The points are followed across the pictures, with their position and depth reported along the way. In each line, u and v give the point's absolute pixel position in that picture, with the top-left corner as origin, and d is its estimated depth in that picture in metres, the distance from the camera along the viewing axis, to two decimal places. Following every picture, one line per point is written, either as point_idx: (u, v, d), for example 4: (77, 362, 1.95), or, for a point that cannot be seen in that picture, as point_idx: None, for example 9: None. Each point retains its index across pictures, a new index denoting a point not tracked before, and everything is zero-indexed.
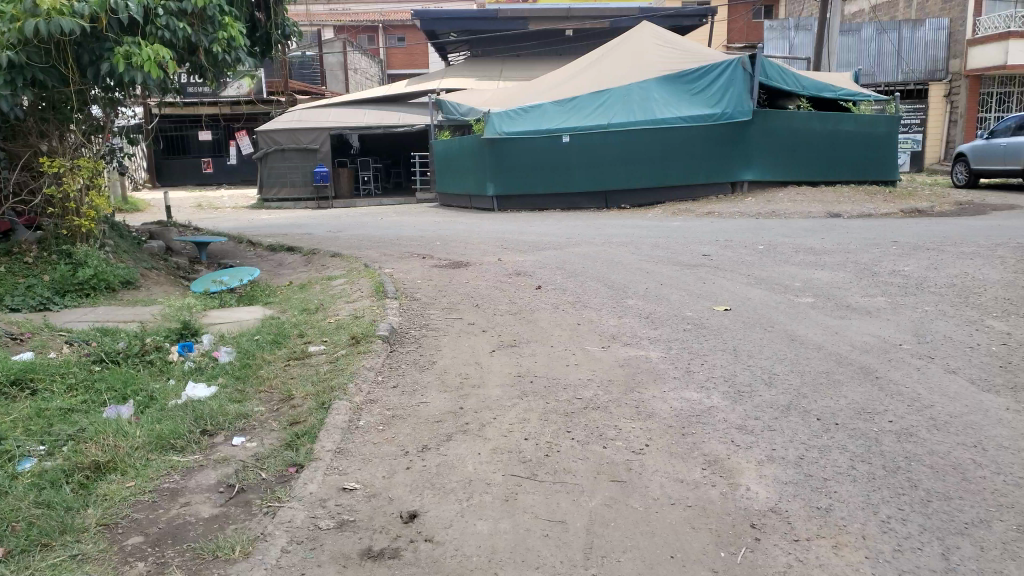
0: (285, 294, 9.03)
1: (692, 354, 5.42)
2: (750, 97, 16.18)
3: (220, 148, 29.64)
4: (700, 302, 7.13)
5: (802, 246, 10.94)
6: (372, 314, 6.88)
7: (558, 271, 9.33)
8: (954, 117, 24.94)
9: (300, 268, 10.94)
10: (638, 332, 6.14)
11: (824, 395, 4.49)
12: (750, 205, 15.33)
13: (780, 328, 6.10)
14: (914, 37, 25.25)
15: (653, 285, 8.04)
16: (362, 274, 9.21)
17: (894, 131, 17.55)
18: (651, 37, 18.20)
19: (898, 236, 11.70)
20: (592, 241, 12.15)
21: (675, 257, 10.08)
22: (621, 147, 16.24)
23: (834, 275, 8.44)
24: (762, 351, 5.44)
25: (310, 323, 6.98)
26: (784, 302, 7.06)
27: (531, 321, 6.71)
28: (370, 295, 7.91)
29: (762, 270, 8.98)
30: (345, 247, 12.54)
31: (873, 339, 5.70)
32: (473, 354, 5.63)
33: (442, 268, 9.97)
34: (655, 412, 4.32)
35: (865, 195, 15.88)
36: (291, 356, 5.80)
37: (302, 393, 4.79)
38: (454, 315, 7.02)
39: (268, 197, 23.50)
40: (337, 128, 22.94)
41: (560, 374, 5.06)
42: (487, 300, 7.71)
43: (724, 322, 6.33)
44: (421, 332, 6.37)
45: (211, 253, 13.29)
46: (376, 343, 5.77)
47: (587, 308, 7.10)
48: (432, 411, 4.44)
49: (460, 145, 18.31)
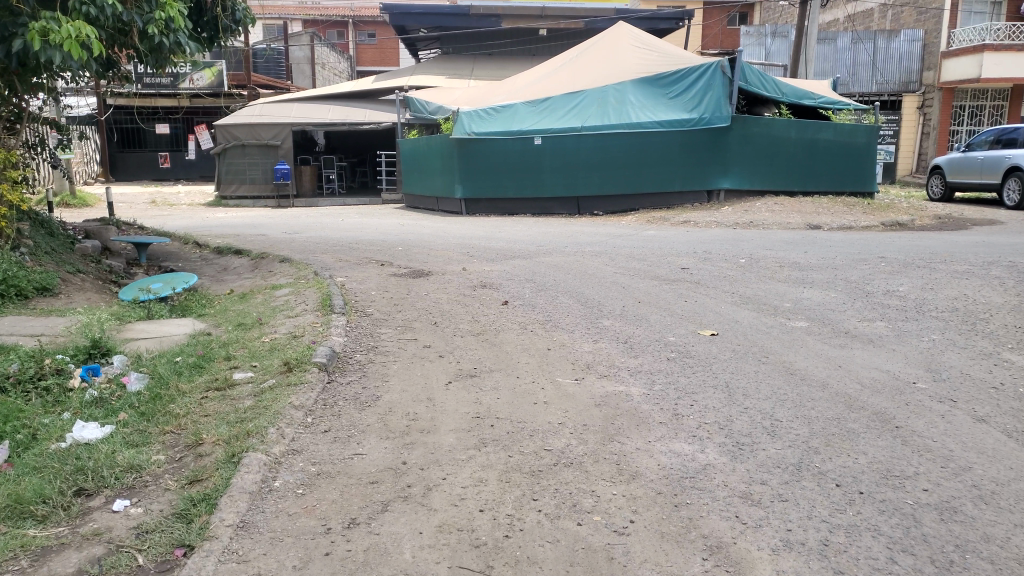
0: (224, 304, 8.15)
1: (679, 392, 4.65)
2: (729, 102, 15.30)
3: (179, 143, 28.43)
4: (685, 325, 6.38)
5: (786, 260, 10.27)
6: (312, 334, 6.03)
7: (527, 283, 8.57)
8: (926, 130, 24.70)
9: (246, 274, 10.06)
10: (616, 360, 5.37)
11: (839, 450, 3.73)
12: (728, 215, 14.69)
13: (776, 358, 5.36)
14: (888, 48, 24.79)
15: (629, 303, 7.31)
16: (310, 283, 8.37)
17: (873, 142, 16.98)
18: (628, 39, 17.57)
19: (884, 251, 11.08)
20: (563, 249, 11.43)
21: (652, 271, 9.38)
22: (595, 151, 15.54)
23: (825, 294, 7.77)
24: (758, 389, 4.68)
25: (240, 343, 6.13)
26: (777, 326, 6.35)
27: (494, 344, 5.91)
28: (315, 309, 7.06)
29: (747, 287, 8.28)
30: (296, 251, 11.66)
31: (881, 374, 4.98)
32: (425, 388, 4.81)
33: (400, 277, 9.15)
34: (640, 472, 3.53)
35: (845, 206, 15.32)
36: (212, 386, 4.95)
37: (213, 437, 3.96)
38: (408, 336, 6.19)
39: (225, 194, 22.43)
40: (300, 124, 21.97)
41: (527, 416, 4.26)
42: (447, 317, 6.92)
43: (711, 350, 5.58)
44: (368, 357, 5.54)
45: (152, 255, 12.36)
46: (312, 373, 4.92)
47: (559, 329, 6.34)
48: (367, 468, 3.61)
49: (428, 145, 17.51)
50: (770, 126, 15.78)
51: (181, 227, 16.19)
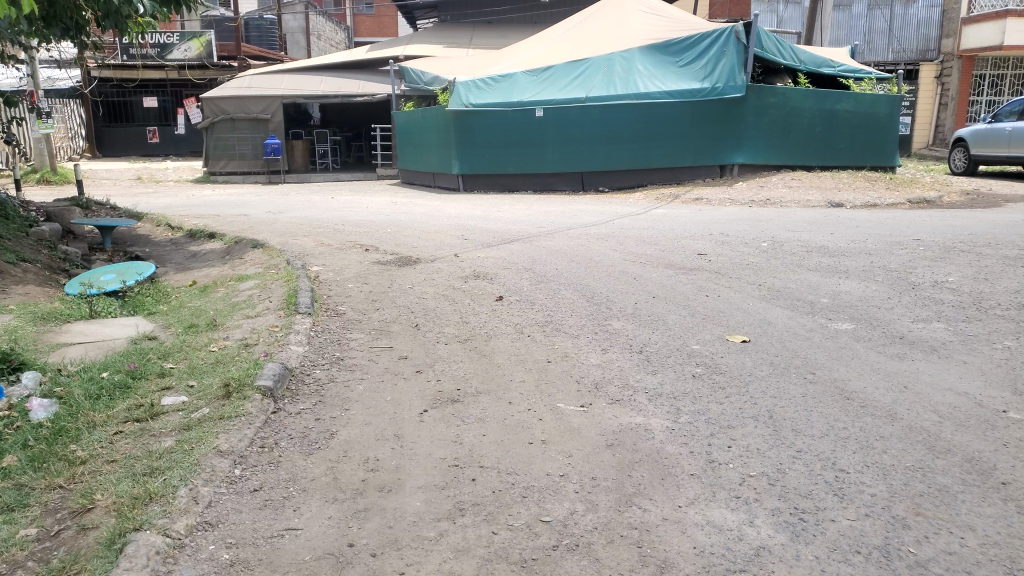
0: (180, 300, 7.20)
1: (712, 426, 3.70)
2: (744, 70, 14.26)
3: (168, 117, 27.12)
4: (710, 327, 5.42)
5: (812, 243, 9.31)
6: (266, 343, 5.09)
7: (525, 272, 7.60)
8: (944, 100, 23.45)
9: (216, 262, 9.14)
10: (629, 379, 4.43)
11: (937, 524, 2.79)
12: (742, 192, 13.65)
13: (824, 374, 4.41)
14: (905, 14, 23.84)
15: (641, 298, 6.35)
16: (278, 275, 7.39)
17: (897, 112, 15.77)
18: (635, 5, 16.49)
19: (917, 232, 10.07)
20: (567, 231, 10.45)
21: (665, 257, 8.39)
22: (600, 124, 14.51)
23: (864, 287, 6.78)
24: (810, 423, 3.74)
25: (183, 354, 5.17)
26: (817, 330, 5.36)
27: (482, 353, 4.97)
28: (278, 309, 6.09)
29: (774, 277, 7.29)
30: (275, 235, 10.70)
31: (959, 399, 4.00)
32: (395, 418, 3.87)
33: (384, 266, 8.20)
34: (670, 561, 2.60)
35: (867, 181, 14.29)
36: (130, 417, 3.98)
37: (107, 501, 3.02)
38: (382, 344, 5.25)
39: (214, 170, 21.30)
40: (290, 96, 20.87)
41: (520, 464, 3.32)
42: (431, 317, 5.95)
43: (744, 365, 4.62)
44: (331, 373, 4.61)
45: (120, 238, 11.38)
46: (253, 401, 3.96)
47: (561, 334, 5.38)
48: (298, 555, 2.70)
49: (422, 117, 16.47)
50: (785, 96, 14.61)
51: (159, 207, 15.23)
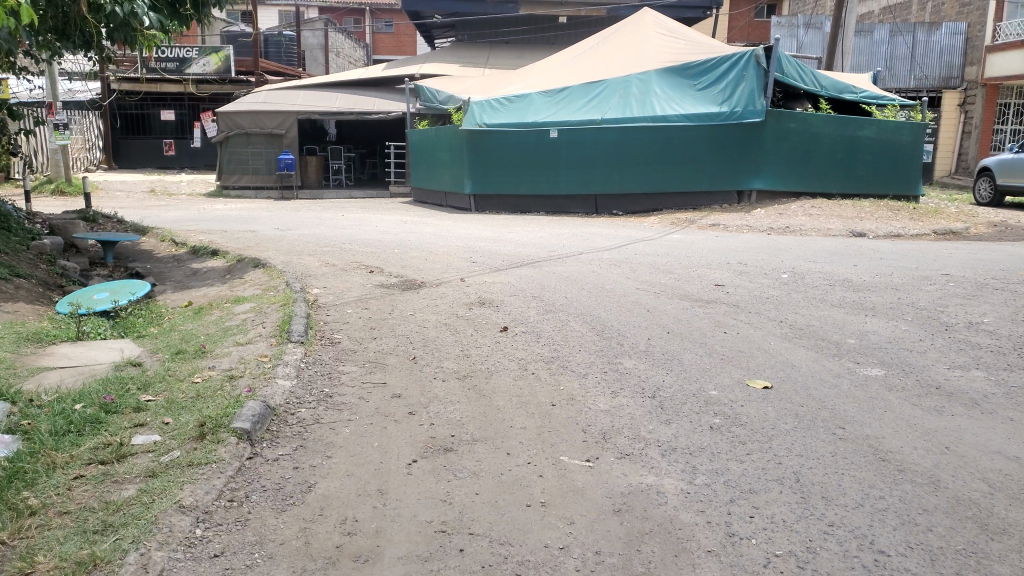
0: (172, 322, 6.89)
1: (733, 491, 3.36)
2: (763, 95, 13.76)
3: (184, 130, 27.03)
4: (729, 370, 5.04)
5: (835, 276, 8.91)
6: (252, 376, 4.75)
7: (533, 301, 7.25)
8: (967, 129, 23.06)
9: (216, 280, 8.85)
10: (640, 430, 4.05)
11: None
12: (760, 218, 13.25)
13: (854, 429, 4.02)
14: (929, 41, 23.21)
15: (654, 334, 5.98)
16: (275, 298, 7.06)
17: (920, 140, 15.16)
18: (654, 27, 16.22)
19: (945, 266, 9.64)
20: (579, 256, 10.10)
21: (681, 287, 8.02)
22: (615, 146, 14.19)
23: (893, 327, 6.36)
24: (843, 491, 3.36)
25: (164, 385, 4.82)
26: (845, 377, 4.96)
27: (482, 393, 4.62)
28: (270, 336, 5.77)
29: (796, 313, 6.89)
30: (280, 253, 10.42)
31: (1010, 464, 3.63)
32: (378, 471, 3.52)
33: (388, 289, 7.87)
34: None
35: (891, 211, 13.89)
36: (95, 458, 3.58)
37: (47, 566, 2.63)
38: (375, 379, 4.91)
39: (226, 184, 21.22)
40: (305, 112, 20.70)
41: (515, 534, 2.97)
42: (431, 349, 5.60)
43: (766, 416, 4.23)
44: (317, 413, 4.27)
45: (122, 252, 11.12)
46: (227, 446, 3.60)
47: (568, 372, 5.02)
48: None
49: (437, 136, 16.23)
50: (806, 121, 14.18)
51: (168, 221, 14.99)
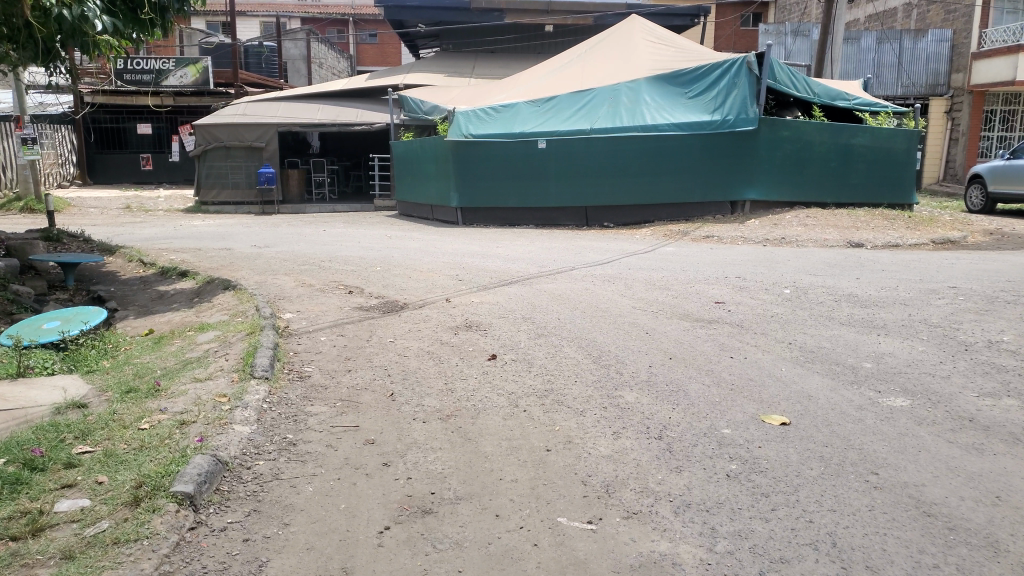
0: (129, 354, 6.38)
1: (760, 560, 2.86)
2: (755, 103, 13.37)
3: (163, 144, 26.42)
4: (741, 404, 4.52)
5: (841, 291, 8.43)
6: (205, 420, 4.26)
7: (523, 323, 6.74)
8: (955, 135, 22.81)
9: (182, 304, 8.32)
10: (647, 481, 3.53)
11: None
12: (754, 229, 12.81)
13: (889, 475, 3.51)
14: (915, 48, 22.94)
15: (655, 360, 5.47)
16: (242, 324, 6.53)
17: (914, 146, 14.80)
18: (642, 35, 15.85)
19: (953, 278, 9.18)
20: (570, 272, 9.63)
21: (679, 306, 7.52)
22: (605, 157, 13.75)
23: (910, 348, 5.85)
24: (888, 559, 2.85)
25: (104, 433, 4.32)
26: (869, 409, 4.44)
27: (467, 438, 4.09)
28: (232, 370, 5.23)
29: (805, 334, 6.39)
30: (255, 273, 9.89)
31: None
32: (344, 546, 3.02)
33: (366, 312, 7.33)
34: None
35: (888, 220, 13.48)
36: (7, 533, 3.10)
37: None
38: (347, 421, 4.37)
39: (206, 199, 20.57)
40: (286, 124, 20.15)
41: None
42: (411, 383, 5.05)
43: (788, 461, 3.70)
44: (277, 467, 3.77)
45: (86, 274, 10.56)
46: (164, 516, 3.13)
47: (562, 409, 4.50)
48: None
49: (422, 147, 15.73)
50: (799, 129, 13.75)
51: (140, 239, 14.44)
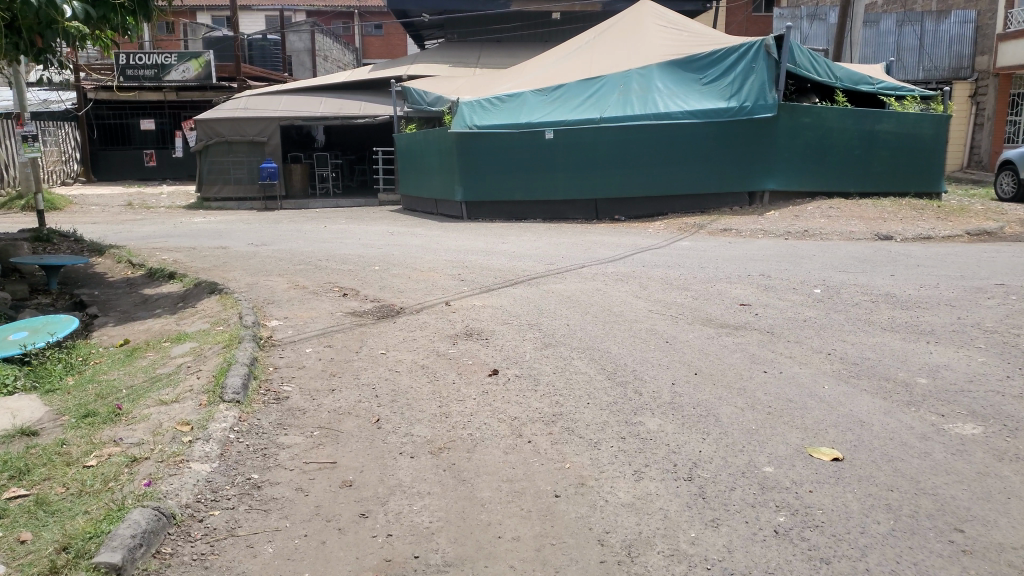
0: (97, 369, 5.80)
1: None
2: (774, 88, 12.71)
3: (166, 140, 25.85)
4: (782, 434, 3.88)
5: (875, 290, 7.73)
6: (159, 456, 3.64)
7: (530, 330, 6.12)
8: (979, 120, 22.01)
9: (165, 310, 7.72)
10: (677, 540, 2.91)
11: None
12: (775, 221, 12.11)
13: (978, 533, 2.89)
14: (937, 31, 22.08)
15: (680, 377, 4.83)
16: (222, 334, 5.92)
17: (943, 132, 14.03)
18: (653, 19, 15.14)
19: (996, 273, 8.47)
20: (579, 270, 8.99)
21: (701, 310, 6.84)
22: (616, 146, 13.08)
23: (966, 360, 5.17)
24: None
25: (42, 473, 3.69)
26: (935, 440, 3.78)
27: (461, 479, 3.47)
28: (201, 391, 4.59)
29: (844, 342, 5.72)
30: (246, 273, 9.29)
31: None
32: None
33: (359, 319, 6.71)
34: None
35: (917, 210, 12.75)
36: None
37: None
38: (324, 458, 3.74)
39: (208, 196, 20.02)
40: (288, 118, 19.54)
41: None
42: (400, 406, 4.44)
43: (848, 513, 3.06)
44: (234, 519, 3.15)
45: (70, 277, 9.98)
46: None
47: (573, 440, 3.86)
48: None
49: (426, 139, 15.10)
50: (822, 115, 13.02)
51: (134, 238, 13.88)
